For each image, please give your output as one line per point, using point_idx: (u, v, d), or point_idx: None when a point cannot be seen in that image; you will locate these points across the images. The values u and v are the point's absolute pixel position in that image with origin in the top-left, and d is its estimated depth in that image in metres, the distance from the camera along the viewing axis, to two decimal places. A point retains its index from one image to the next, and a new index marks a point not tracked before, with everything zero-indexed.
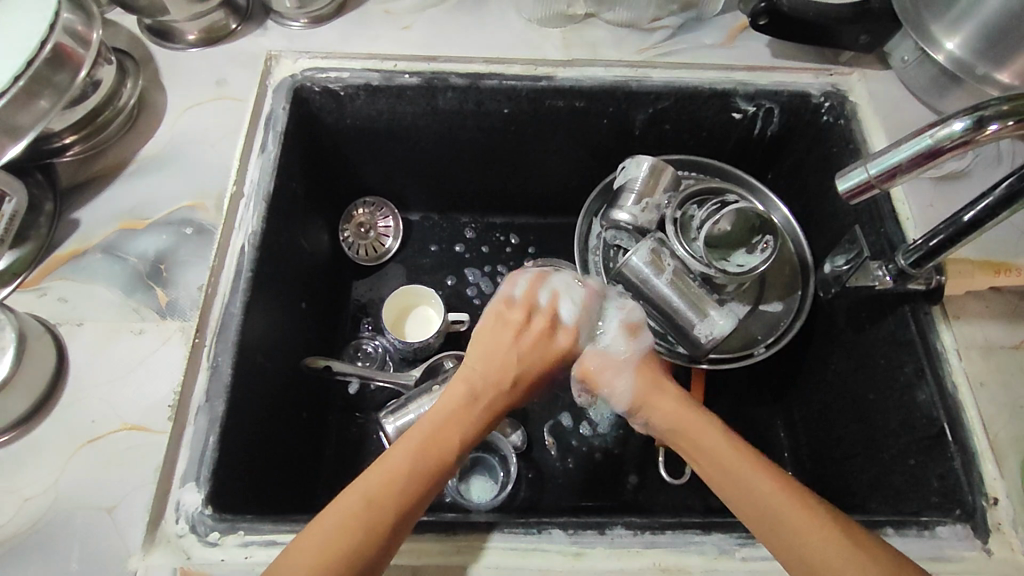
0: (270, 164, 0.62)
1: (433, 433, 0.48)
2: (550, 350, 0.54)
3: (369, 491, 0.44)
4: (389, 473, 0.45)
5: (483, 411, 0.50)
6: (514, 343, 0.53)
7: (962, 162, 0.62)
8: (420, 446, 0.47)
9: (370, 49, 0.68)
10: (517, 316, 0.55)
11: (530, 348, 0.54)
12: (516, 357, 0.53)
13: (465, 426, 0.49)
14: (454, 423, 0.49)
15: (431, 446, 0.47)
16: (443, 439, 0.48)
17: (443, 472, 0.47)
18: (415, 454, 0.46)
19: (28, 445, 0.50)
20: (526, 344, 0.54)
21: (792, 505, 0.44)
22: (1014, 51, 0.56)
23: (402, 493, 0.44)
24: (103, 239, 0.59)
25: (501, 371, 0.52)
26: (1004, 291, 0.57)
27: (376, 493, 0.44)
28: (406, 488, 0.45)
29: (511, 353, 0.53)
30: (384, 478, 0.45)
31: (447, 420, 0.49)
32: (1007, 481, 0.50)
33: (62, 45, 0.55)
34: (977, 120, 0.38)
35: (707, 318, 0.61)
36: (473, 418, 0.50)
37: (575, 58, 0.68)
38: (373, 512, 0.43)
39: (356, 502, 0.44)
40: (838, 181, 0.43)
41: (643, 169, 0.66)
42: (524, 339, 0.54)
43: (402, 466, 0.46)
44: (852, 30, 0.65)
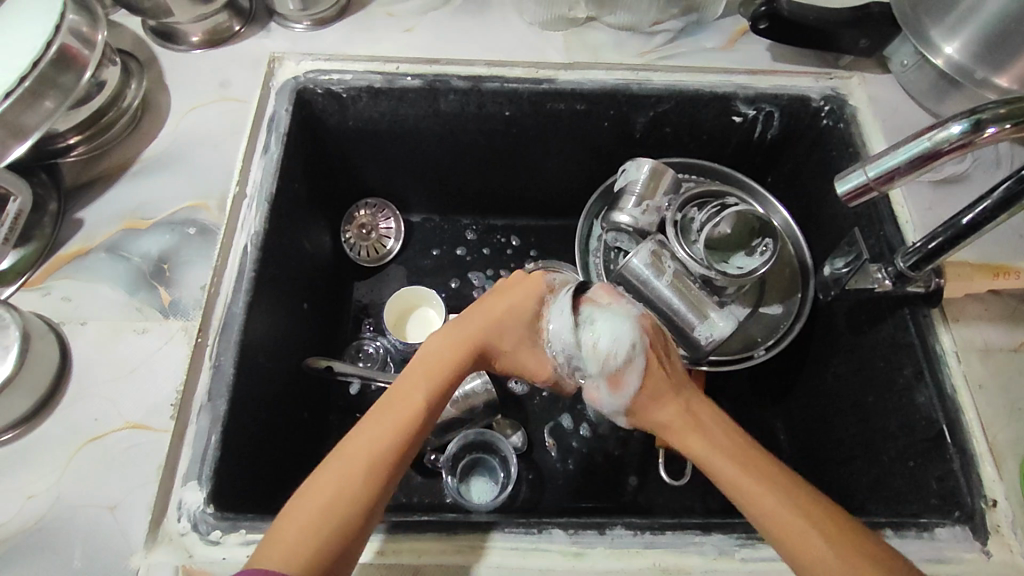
0: (273, 165, 0.62)
1: (404, 393, 0.48)
2: (530, 298, 0.55)
3: (351, 465, 0.44)
4: (368, 445, 0.45)
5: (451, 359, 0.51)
6: (502, 293, 0.55)
7: (960, 166, 0.62)
8: (389, 403, 0.48)
9: (373, 52, 0.69)
10: (505, 277, 0.57)
11: (512, 299, 0.55)
12: (495, 312, 0.54)
13: (431, 380, 0.49)
14: (420, 378, 0.49)
15: (402, 402, 0.48)
16: (415, 396, 0.48)
17: (412, 428, 0.47)
18: (386, 414, 0.47)
19: (31, 443, 0.50)
20: (509, 300, 0.55)
21: (782, 503, 0.44)
22: (1013, 56, 0.56)
23: (377, 462, 0.44)
24: (107, 238, 0.59)
25: (475, 327, 0.53)
26: (1004, 295, 0.57)
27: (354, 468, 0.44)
28: (376, 450, 0.44)
29: (489, 310, 0.54)
30: (360, 452, 0.44)
31: (413, 380, 0.49)
32: (1006, 483, 0.50)
33: (68, 46, 0.55)
34: (975, 124, 0.39)
35: (707, 321, 0.61)
36: (444, 374, 0.50)
37: (576, 61, 0.69)
38: (350, 492, 0.43)
39: (333, 481, 0.43)
40: (837, 184, 0.43)
41: (644, 171, 0.66)
42: (508, 295, 0.55)
43: (373, 429, 0.46)
44: (852, 34, 0.65)
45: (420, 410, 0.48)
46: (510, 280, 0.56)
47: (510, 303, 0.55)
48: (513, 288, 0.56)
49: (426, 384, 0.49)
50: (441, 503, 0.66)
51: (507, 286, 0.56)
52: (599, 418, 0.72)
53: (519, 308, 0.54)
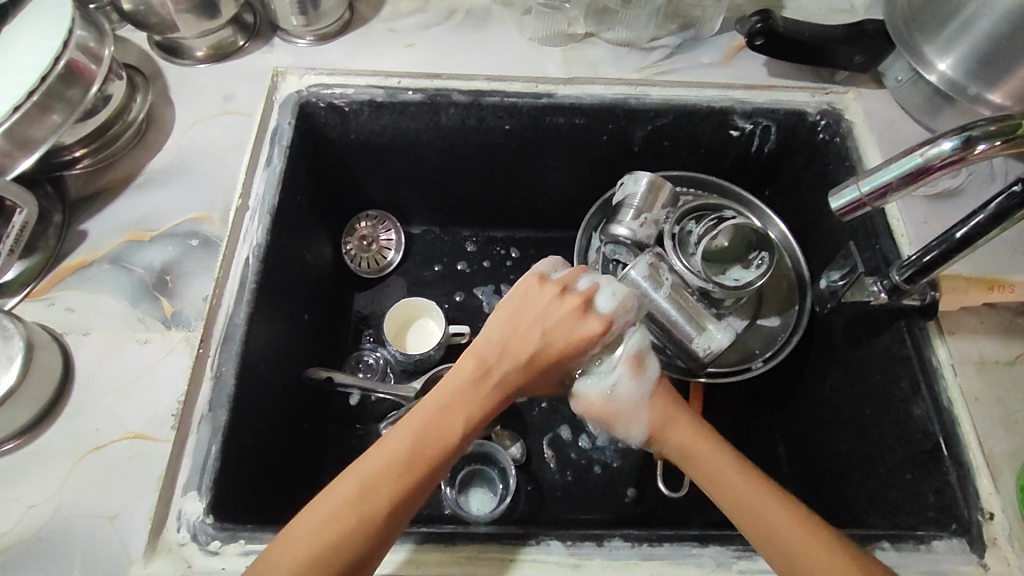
0: (276, 177, 0.63)
1: (436, 416, 0.49)
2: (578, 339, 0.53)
3: (365, 477, 0.44)
4: (378, 465, 0.45)
5: (487, 394, 0.51)
6: (544, 318, 0.54)
7: (955, 180, 0.63)
8: (424, 427, 0.48)
9: (374, 66, 0.70)
10: (550, 292, 0.55)
11: (557, 334, 0.53)
12: (539, 331, 0.53)
13: (468, 413, 0.50)
14: (457, 411, 0.49)
15: (436, 428, 0.48)
16: (447, 417, 0.49)
17: (442, 461, 0.47)
18: (418, 435, 0.47)
19: (31, 453, 0.50)
20: (549, 318, 0.54)
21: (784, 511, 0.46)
22: (1005, 72, 0.57)
23: (421, 481, 0.46)
24: (111, 250, 0.60)
25: (512, 350, 0.53)
26: (998, 308, 0.57)
27: (360, 482, 0.44)
28: (399, 482, 0.45)
29: (524, 330, 0.53)
30: (375, 466, 0.45)
31: (450, 407, 0.49)
32: (1002, 495, 0.50)
33: (75, 61, 0.57)
34: (965, 140, 0.39)
35: (705, 332, 0.62)
36: (478, 394, 0.51)
37: (575, 76, 0.70)
38: (350, 500, 0.43)
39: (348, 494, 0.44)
40: (831, 199, 0.44)
41: (642, 185, 0.67)
42: (545, 314, 0.54)
43: (403, 450, 0.46)
44: (847, 50, 0.67)
45: (460, 431, 0.49)
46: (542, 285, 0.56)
47: (546, 325, 0.54)
48: (558, 317, 0.54)
49: (462, 417, 0.49)
50: (441, 515, 0.66)
51: (551, 313, 0.54)
52: (598, 429, 0.72)
53: (562, 346, 0.53)
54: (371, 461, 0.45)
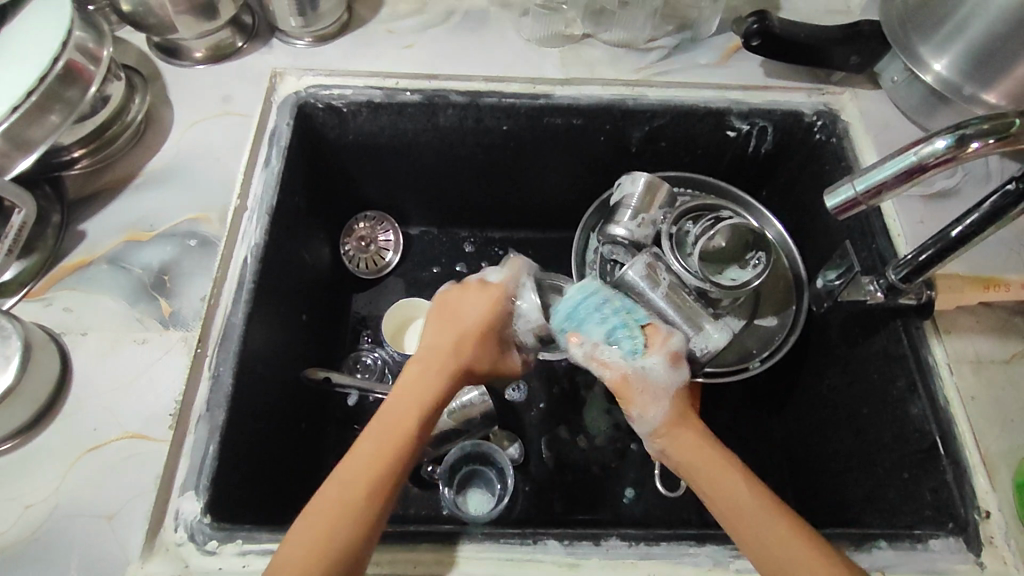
0: (274, 177, 0.64)
1: (392, 411, 0.49)
2: (492, 310, 0.56)
3: (350, 474, 0.45)
4: (364, 470, 0.45)
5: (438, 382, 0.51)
6: (461, 306, 0.56)
7: (951, 180, 0.63)
8: (384, 421, 0.48)
9: (373, 68, 0.70)
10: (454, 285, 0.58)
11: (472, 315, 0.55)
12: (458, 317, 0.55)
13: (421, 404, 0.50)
14: (410, 404, 0.50)
15: (393, 420, 0.48)
16: (402, 409, 0.49)
17: (406, 450, 0.47)
18: (380, 429, 0.48)
19: (29, 453, 0.50)
20: (478, 310, 0.55)
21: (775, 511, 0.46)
22: (1000, 72, 0.58)
23: (387, 473, 0.46)
24: (109, 250, 0.60)
25: (449, 341, 0.54)
26: (994, 307, 0.58)
27: (353, 490, 0.44)
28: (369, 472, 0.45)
29: (457, 322, 0.55)
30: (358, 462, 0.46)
31: (403, 402, 0.50)
32: (999, 494, 0.51)
33: (74, 62, 0.57)
34: (959, 138, 0.40)
35: (701, 332, 0.61)
36: (431, 383, 0.51)
37: (573, 77, 0.70)
38: (347, 509, 0.43)
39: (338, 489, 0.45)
40: (826, 198, 0.44)
41: (639, 186, 0.67)
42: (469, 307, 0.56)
43: (369, 444, 0.47)
44: (843, 51, 0.67)
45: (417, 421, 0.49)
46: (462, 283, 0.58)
47: (472, 314, 0.55)
48: (470, 301, 0.56)
49: (417, 409, 0.49)
50: (439, 515, 0.66)
51: (462, 301, 0.56)
52: (596, 428, 0.73)
53: (483, 321, 0.55)
54: (354, 459, 0.46)
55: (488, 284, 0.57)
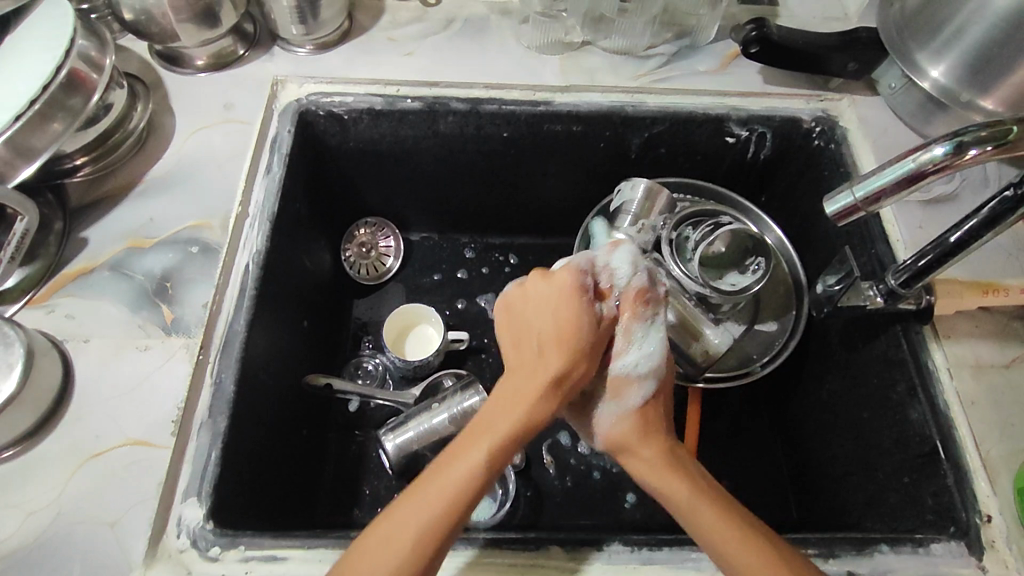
0: (276, 184, 0.64)
1: (456, 454, 0.46)
2: (579, 329, 0.49)
3: (399, 529, 0.43)
4: (428, 514, 0.43)
5: (512, 421, 0.47)
6: (551, 316, 0.50)
7: (949, 185, 0.64)
8: (442, 465, 0.46)
9: (374, 75, 0.71)
10: (547, 285, 0.51)
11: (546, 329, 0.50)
12: (542, 330, 0.50)
13: (490, 447, 0.46)
14: (476, 446, 0.46)
15: (452, 465, 0.45)
16: (486, 438, 0.46)
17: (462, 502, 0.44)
18: (437, 478, 0.45)
19: (30, 460, 0.50)
20: (575, 327, 0.50)
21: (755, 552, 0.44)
22: (996, 78, 0.58)
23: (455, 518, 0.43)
24: (111, 257, 0.60)
25: (541, 363, 0.49)
26: (992, 311, 0.58)
27: (416, 539, 0.42)
28: (419, 531, 0.43)
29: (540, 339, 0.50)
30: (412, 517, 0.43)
31: (469, 442, 0.46)
32: (1000, 498, 0.51)
33: (77, 70, 0.57)
34: (957, 146, 0.40)
35: (701, 337, 0.63)
36: (523, 411, 0.47)
37: (573, 84, 0.71)
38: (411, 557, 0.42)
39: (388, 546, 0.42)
40: (825, 204, 0.44)
41: (639, 191, 0.67)
42: (562, 314, 0.50)
43: (426, 497, 0.44)
44: (841, 58, 0.67)
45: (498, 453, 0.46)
46: (552, 280, 0.52)
47: (561, 325, 0.50)
48: (550, 306, 0.50)
49: (480, 453, 0.46)
50: None
51: (546, 305, 0.51)
52: None
53: (567, 340, 0.49)
54: (402, 513, 0.44)
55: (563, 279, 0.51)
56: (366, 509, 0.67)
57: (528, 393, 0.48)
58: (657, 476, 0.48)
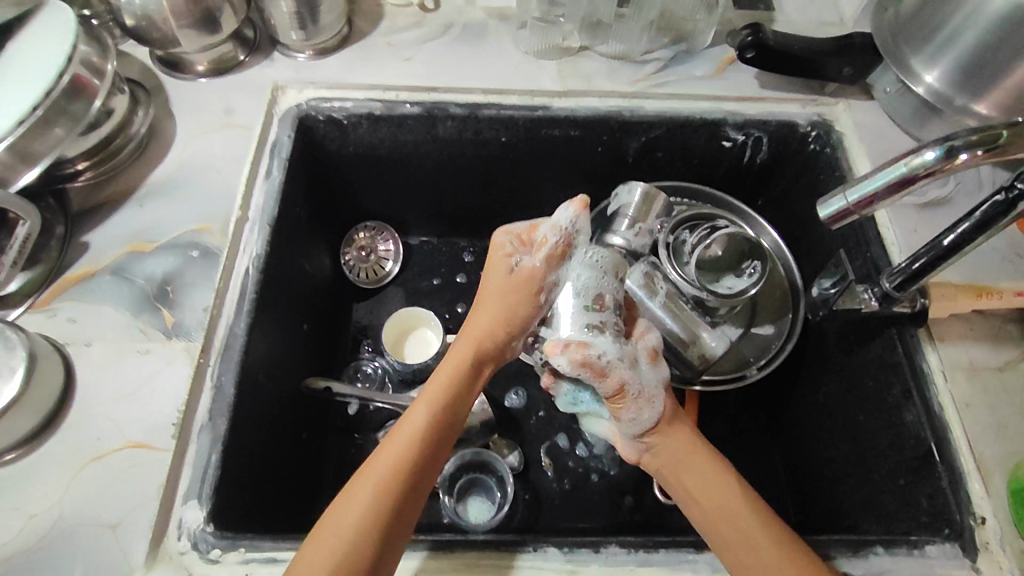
0: (276, 189, 0.64)
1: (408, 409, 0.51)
2: (515, 286, 0.56)
3: (367, 478, 0.46)
4: (389, 465, 0.47)
5: (451, 375, 0.53)
6: (495, 279, 0.56)
7: (944, 189, 0.64)
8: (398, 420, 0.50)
9: (373, 80, 0.71)
10: (500, 248, 0.57)
11: (493, 291, 0.56)
12: (489, 292, 0.57)
13: (435, 398, 0.51)
14: (422, 401, 0.51)
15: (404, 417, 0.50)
16: (428, 393, 0.52)
17: (417, 446, 0.48)
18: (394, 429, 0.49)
19: (32, 463, 0.51)
20: (506, 287, 0.56)
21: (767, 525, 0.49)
22: (989, 84, 0.59)
23: (411, 463, 0.47)
24: (112, 261, 0.61)
25: (479, 323, 0.56)
26: (987, 314, 0.59)
27: (377, 486, 0.46)
28: (383, 473, 0.46)
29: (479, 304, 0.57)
30: (381, 466, 0.47)
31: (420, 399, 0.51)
32: (994, 500, 0.51)
33: (79, 76, 0.58)
34: (948, 150, 0.40)
35: (698, 340, 0.62)
36: (456, 370, 0.53)
37: (570, 89, 0.71)
38: (378, 504, 0.45)
39: (365, 490, 0.46)
40: (819, 209, 0.45)
41: (636, 196, 0.66)
42: (494, 278, 0.57)
43: (391, 446, 0.48)
44: (836, 63, 0.68)
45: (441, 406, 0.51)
46: (488, 254, 0.58)
47: (493, 289, 0.56)
48: (501, 268, 0.56)
49: (427, 404, 0.51)
50: (438, 524, 0.66)
51: (496, 268, 0.57)
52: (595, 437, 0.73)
53: (506, 298, 0.56)
54: (372, 464, 0.47)
55: (507, 242, 0.57)
56: None
57: (462, 350, 0.54)
58: (688, 459, 0.53)
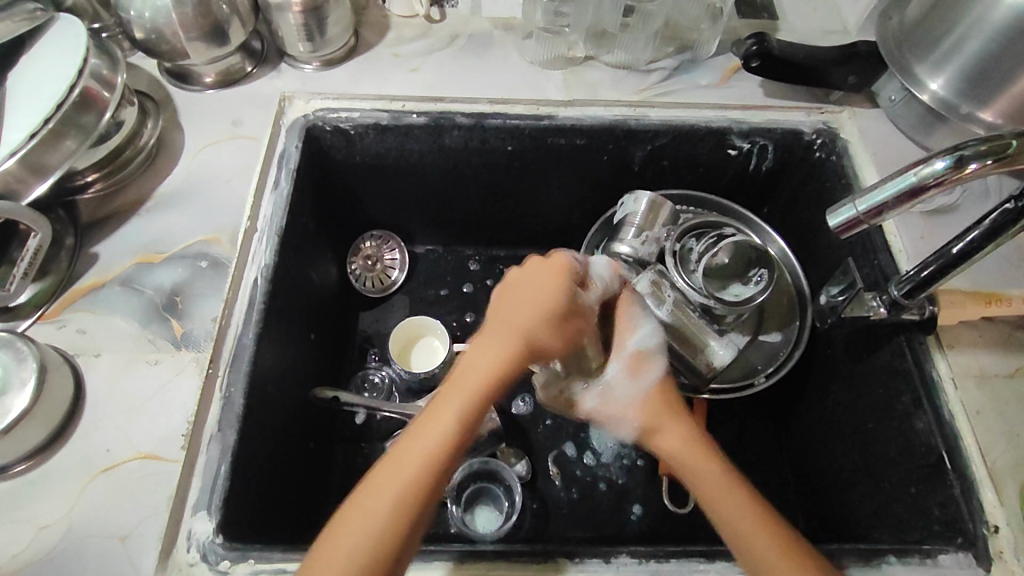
0: (283, 200, 0.64)
1: (428, 416, 0.44)
2: (558, 292, 0.50)
3: (392, 483, 0.41)
4: (426, 457, 0.42)
5: (487, 379, 0.45)
6: (541, 284, 0.50)
7: (951, 197, 0.64)
8: (415, 433, 0.43)
9: (380, 91, 0.71)
10: (540, 261, 0.52)
11: (540, 293, 0.50)
12: (535, 297, 0.49)
13: (469, 398, 0.44)
14: (450, 403, 0.44)
15: (430, 425, 0.43)
16: (455, 398, 0.44)
17: (446, 454, 0.42)
18: (415, 444, 0.42)
19: (41, 475, 0.51)
20: (563, 299, 0.50)
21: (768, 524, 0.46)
22: (994, 92, 0.59)
23: (446, 451, 0.42)
24: (121, 272, 0.61)
25: (518, 319, 0.48)
26: (996, 322, 0.58)
27: (402, 495, 0.40)
28: (421, 479, 0.41)
29: (532, 296, 0.49)
30: (408, 475, 0.41)
31: (444, 405, 0.44)
32: (1006, 509, 0.51)
33: (89, 88, 0.58)
34: (957, 160, 0.40)
35: (705, 348, 0.64)
36: (495, 358, 0.46)
37: (575, 99, 0.71)
38: (400, 505, 0.40)
39: (391, 496, 0.40)
40: (830, 217, 0.44)
41: (642, 204, 0.68)
42: (540, 285, 0.50)
43: (416, 458, 0.42)
44: (840, 71, 0.68)
45: (475, 406, 0.44)
46: (545, 260, 0.52)
47: (533, 293, 0.50)
48: (533, 273, 0.51)
49: (455, 411, 0.44)
50: (446, 534, 0.66)
51: (540, 274, 0.51)
52: (602, 446, 0.73)
53: (552, 304, 0.49)
54: (389, 474, 0.41)
55: (557, 254, 0.52)
56: None
57: (489, 356, 0.47)
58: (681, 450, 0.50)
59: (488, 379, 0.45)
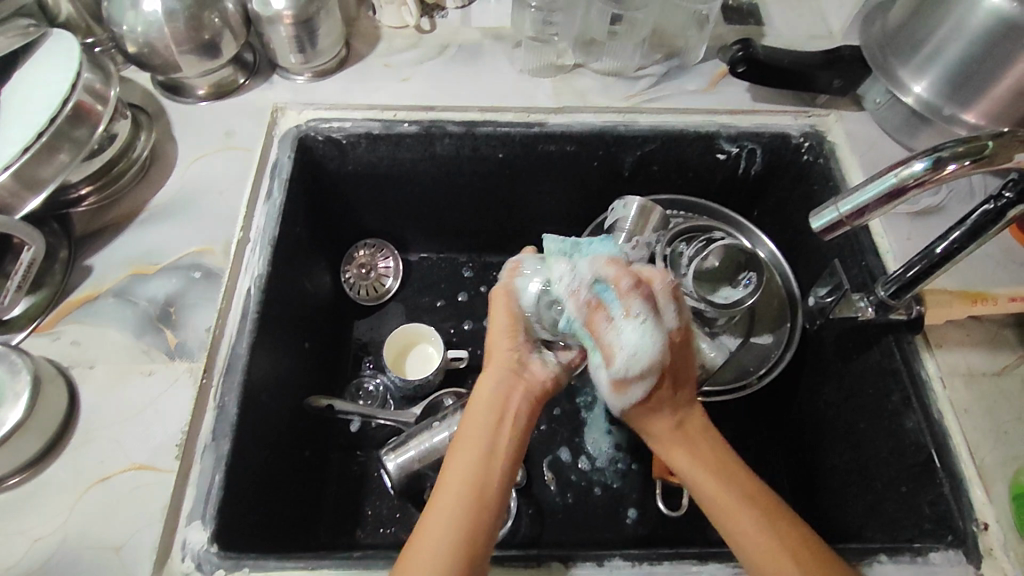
0: (276, 210, 0.65)
1: (448, 469, 0.48)
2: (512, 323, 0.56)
3: (430, 532, 0.44)
4: (453, 502, 0.45)
5: (489, 422, 0.50)
6: (499, 326, 0.56)
7: (936, 197, 0.65)
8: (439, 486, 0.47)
9: (371, 100, 0.72)
10: (501, 303, 0.57)
11: (500, 334, 0.55)
12: (504, 340, 0.55)
13: (478, 444, 0.48)
14: (463, 452, 0.48)
15: (449, 478, 0.47)
16: (464, 446, 0.49)
17: (472, 496, 0.46)
18: (445, 494, 0.46)
19: (36, 487, 0.51)
20: (518, 324, 0.56)
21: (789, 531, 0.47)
22: (978, 93, 0.60)
23: (471, 492, 0.46)
24: (115, 284, 0.61)
25: (499, 360, 0.54)
26: (983, 320, 0.59)
27: (442, 542, 0.44)
28: (456, 523, 0.44)
29: (501, 340, 0.55)
30: (441, 521, 0.45)
31: (461, 455, 0.48)
32: (996, 506, 0.51)
33: (82, 103, 0.59)
34: (935, 161, 0.41)
35: (698, 351, 0.66)
36: (491, 401, 0.51)
37: (565, 106, 0.72)
38: (441, 549, 0.43)
39: (430, 544, 0.44)
40: (812, 220, 0.45)
41: (632, 210, 0.66)
42: (497, 319, 0.56)
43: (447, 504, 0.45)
44: (826, 75, 0.69)
45: (493, 452, 0.48)
46: (498, 304, 0.57)
47: (499, 330, 0.56)
48: (497, 315, 0.56)
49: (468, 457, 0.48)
50: None
51: (495, 317, 0.57)
52: (597, 450, 0.74)
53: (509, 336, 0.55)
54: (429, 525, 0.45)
55: (503, 291, 0.58)
56: (368, 530, 0.68)
57: (486, 399, 0.51)
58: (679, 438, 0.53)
59: (495, 411, 0.50)
